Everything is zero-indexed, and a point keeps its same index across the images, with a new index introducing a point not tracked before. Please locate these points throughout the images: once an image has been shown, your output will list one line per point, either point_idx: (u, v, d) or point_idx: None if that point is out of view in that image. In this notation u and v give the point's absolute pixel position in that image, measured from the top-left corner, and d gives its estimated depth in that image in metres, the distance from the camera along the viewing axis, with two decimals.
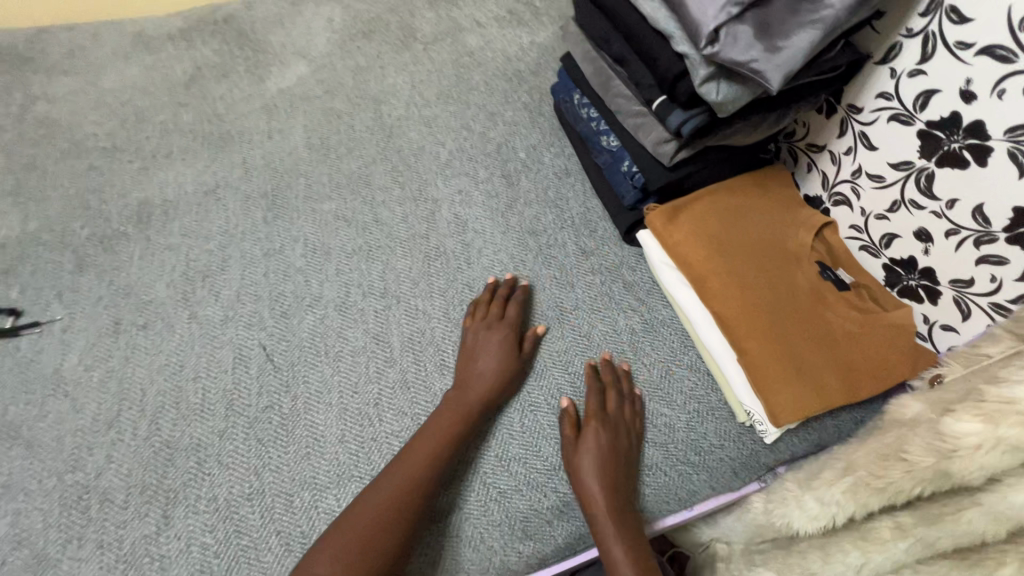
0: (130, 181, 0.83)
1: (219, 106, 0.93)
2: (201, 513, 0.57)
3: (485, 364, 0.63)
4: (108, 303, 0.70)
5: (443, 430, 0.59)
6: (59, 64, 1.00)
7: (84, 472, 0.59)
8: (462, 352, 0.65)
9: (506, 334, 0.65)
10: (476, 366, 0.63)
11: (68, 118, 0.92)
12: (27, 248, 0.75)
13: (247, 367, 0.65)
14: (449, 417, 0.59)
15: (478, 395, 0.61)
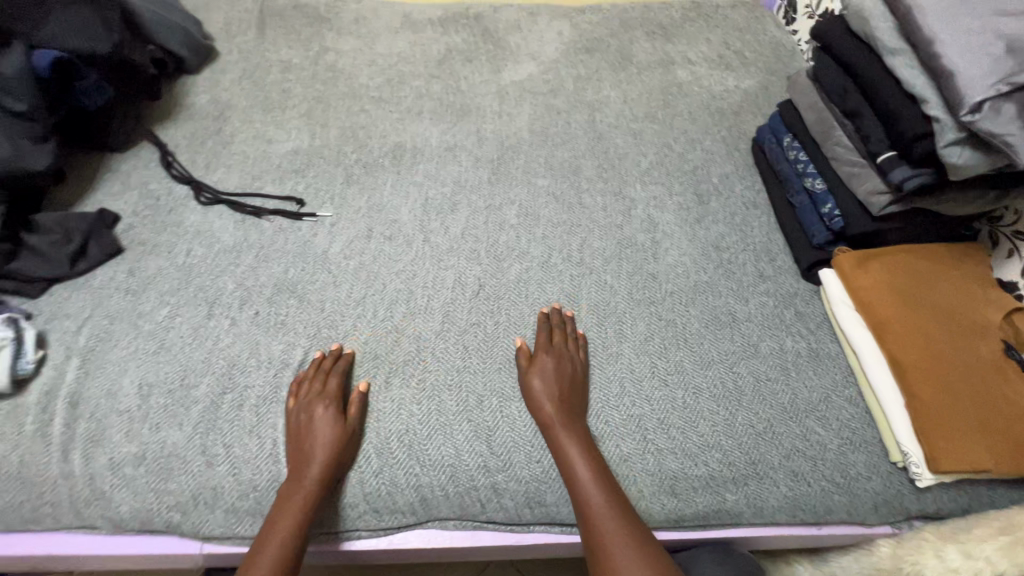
0: (390, 127, 1.02)
1: (462, 84, 1.11)
2: (414, 386, 0.70)
3: (312, 440, 0.62)
4: (365, 214, 0.88)
5: (298, 511, 0.59)
6: (346, 27, 1.24)
7: (336, 331, 0.75)
8: (290, 433, 0.65)
9: (328, 406, 0.65)
10: (304, 447, 0.63)
11: (349, 69, 1.14)
12: (311, 158, 0.96)
13: (463, 289, 0.79)
14: (297, 503, 0.60)
15: (314, 472, 0.61)
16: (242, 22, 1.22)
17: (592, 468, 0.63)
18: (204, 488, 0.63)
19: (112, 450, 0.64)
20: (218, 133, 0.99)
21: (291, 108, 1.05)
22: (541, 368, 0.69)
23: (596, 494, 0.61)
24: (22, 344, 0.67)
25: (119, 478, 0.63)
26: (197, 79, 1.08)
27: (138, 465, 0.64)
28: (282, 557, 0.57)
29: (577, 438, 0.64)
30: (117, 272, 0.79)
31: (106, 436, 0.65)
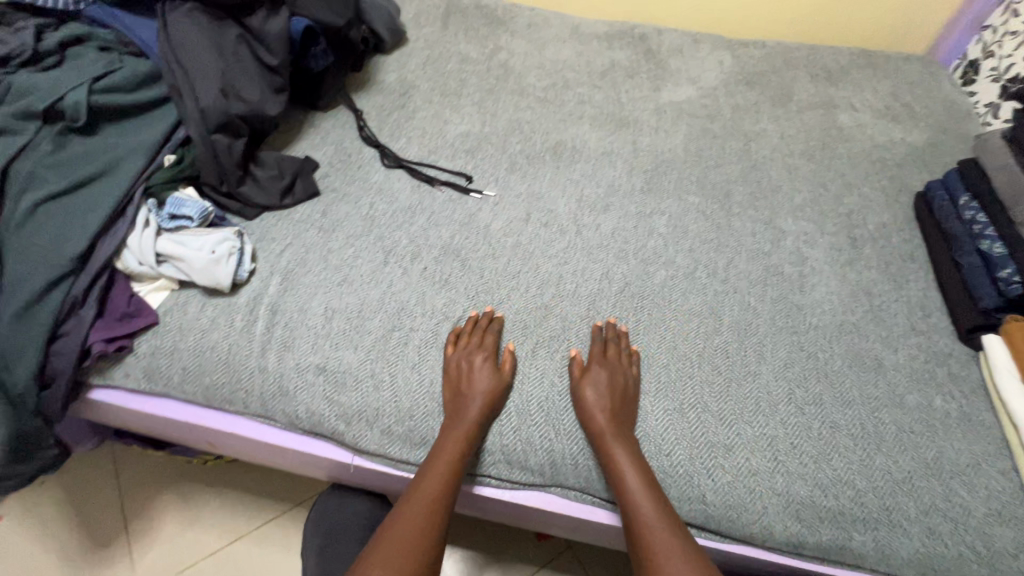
0: (552, 126, 1.09)
1: (623, 97, 1.17)
2: (557, 361, 0.76)
3: (471, 387, 0.70)
4: (525, 199, 0.95)
5: (445, 461, 0.67)
6: (520, 31, 1.33)
7: (492, 298, 0.82)
8: (447, 378, 0.72)
9: (485, 357, 0.72)
10: (459, 392, 0.70)
11: (519, 68, 1.23)
12: (480, 142, 1.05)
13: (610, 283, 0.84)
14: (446, 449, 0.67)
15: (458, 425, 0.68)
16: (429, 14, 1.35)
17: (646, 484, 0.65)
18: (368, 407, 0.72)
19: (300, 356, 0.74)
20: (402, 107, 1.11)
21: (465, 95, 1.15)
22: (601, 381, 0.70)
23: (645, 507, 0.64)
24: (242, 252, 0.80)
25: (302, 381, 0.73)
26: (389, 59, 1.21)
27: (318, 374, 0.74)
28: (440, 494, 0.66)
29: (630, 453, 0.66)
30: (313, 211, 0.91)
31: (296, 344, 0.75)
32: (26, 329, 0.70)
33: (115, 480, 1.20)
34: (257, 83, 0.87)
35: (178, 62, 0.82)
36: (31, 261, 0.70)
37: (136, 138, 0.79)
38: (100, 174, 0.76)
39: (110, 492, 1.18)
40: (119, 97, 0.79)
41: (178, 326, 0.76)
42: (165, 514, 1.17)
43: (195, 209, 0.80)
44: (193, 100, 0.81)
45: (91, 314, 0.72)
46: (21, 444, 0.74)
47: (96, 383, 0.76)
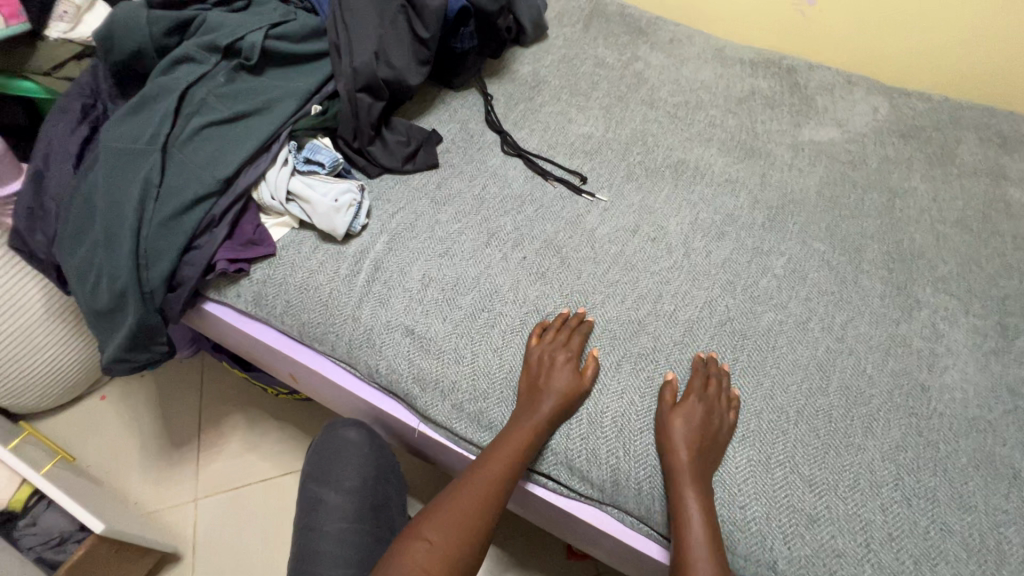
0: (677, 143, 1.05)
1: (757, 127, 1.10)
2: (640, 380, 0.72)
3: (552, 386, 0.69)
4: (636, 211, 0.92)
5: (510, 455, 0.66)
6: (661, 44, 1.30)
7: (584, 301, 0.80)
8: (528, 369, 0.72)
9: (571, 358, 0.71)
10: (539, 388, 0.69)
11: (653, 81, 1.20)
12: (601, 146, 1.03)
13: (711, 314, 0.79)
14: (513, 442, 0.67)
15: (531, 421, 0.67)
16: (573, 15, 1.35)
17: (707, 530, 0.61)
18: (443, 378, 0.73)
19: (391, 314, 0.77)
20: (530, 99, 1.12)
21: (594, 98, 1.14)
22: (682, 412, 0.66)
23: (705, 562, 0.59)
24: (359, 206, 0.84)
25: (388, 339, 0.76)
26: (526, 51, 1.23)
27: (405, 336, 0.75)
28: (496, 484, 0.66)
29: (700, 500, 0.62)
30: (428, 181, 0.93)
31: (390, 302, 0.78)
32: (170, 235, 0.78)
33: (199, 389, 1.31)
34: (407, 49, 0.90)
35: (343, 21, 0.88)
36: (187, 177, 0.78)
37: (293, 85, 0.86)
38: (257, 111, 0.82)
39: (192, 398, 1.30)
40: (287, 45, 0.86)
41: (290, 262, 0.81)
42: (232, 431, 1.26)
43: (328, 158, 0.85)
44: (348, 58, 0.86)
45: (222, 234, 0.79)
46: (140, 335, 0.82)
47: (211, 297, 0.84)
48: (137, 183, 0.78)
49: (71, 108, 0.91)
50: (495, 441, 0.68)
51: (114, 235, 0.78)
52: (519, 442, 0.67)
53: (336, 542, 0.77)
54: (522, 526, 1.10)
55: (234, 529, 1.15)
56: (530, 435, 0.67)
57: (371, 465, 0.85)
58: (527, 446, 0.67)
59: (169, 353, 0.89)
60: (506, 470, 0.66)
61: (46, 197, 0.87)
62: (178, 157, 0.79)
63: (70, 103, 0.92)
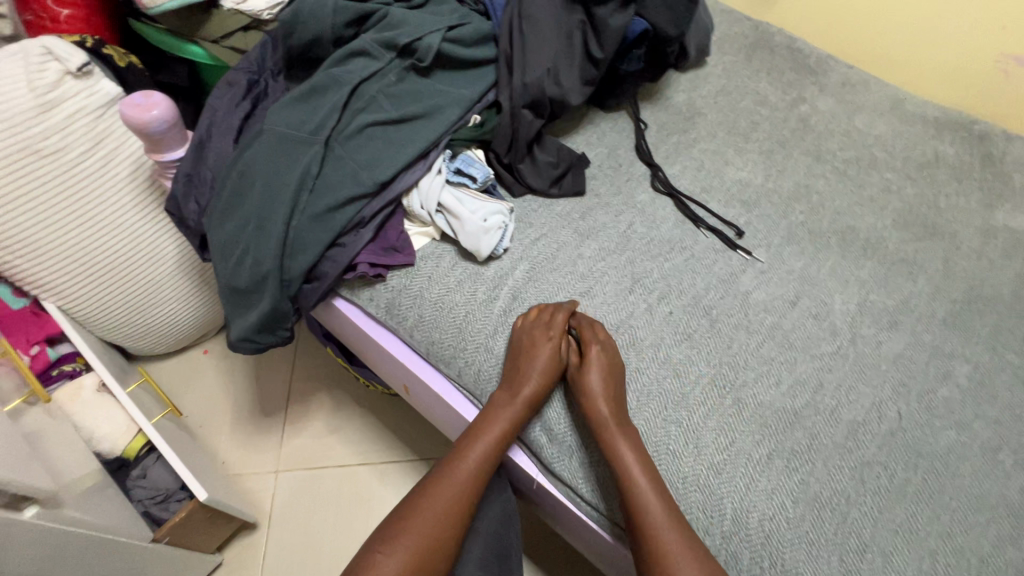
0: (846, 207, 0.94)
1: (941, 201, 0.97)
2: (794, 482, 0.64)
3: (532, 364, 0.70)
4: (796, 280, 0.83)
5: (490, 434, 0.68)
6: (831, 87, 1.17)
7: (735, 376, 0.72)
8: (512, 349, 0.72)
9: (552, 341, 0.71)
10: (522, 366, 0.70)
11: (821, 129, 1.08)
12: (760, 197, 0.94)
13: (880, 420, 0.69)
14: (496, 418, 0.68)
15: (512, 400, 0.69)
16: (735, 42, 1.25)
17: (652, 484, 0.62)
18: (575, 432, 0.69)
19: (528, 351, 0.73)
20: (683, 132, 1.04)
21: (754, 139, 1.04)
22: (591, 365, 0.69)
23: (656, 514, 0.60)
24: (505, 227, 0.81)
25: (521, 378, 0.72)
26: (682, 77, 1.14)
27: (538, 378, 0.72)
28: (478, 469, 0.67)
29: (636, 450, 0.64)
30: (573, 208, 0.88)
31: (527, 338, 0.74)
32: (319, 230, 0.77)
33: (291, 361, 1.34)
34: (578, 69, 0.85)
35: (519, 31, 0.84)
36: (345, 173, 0.77)
37: (458, 91, 0.83)
38: (423, 115, 0.80)
39: (284, 370, 1.33)
40: (459, 50, 0.82)
41: (428, 275, 0.79)
42: (318, 409, 1.28)
43: (481, 172, 0.82)
44: (520, 71, 0.82)
45: (368, 234, 0.78)
46: (271, 319, 0.81)
47: (342, 294, 0.83)
48: (295, 172, 0.77)
49: (239, 82, 0.93)
50: (479, 427, 0.69)
51: (265, 219, 0.78)
52: (502, 426, 0.68)
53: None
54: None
55: (308, 507, 1.17)
56: (516, 416, 0.69)
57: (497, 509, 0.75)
58: (512, 423, 0.69)
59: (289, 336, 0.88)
60: (487, 457, 0.68)
61: (204, 166, 0.89)
62: (339, 152, 0.77)
63: (238, 77, 0.94)
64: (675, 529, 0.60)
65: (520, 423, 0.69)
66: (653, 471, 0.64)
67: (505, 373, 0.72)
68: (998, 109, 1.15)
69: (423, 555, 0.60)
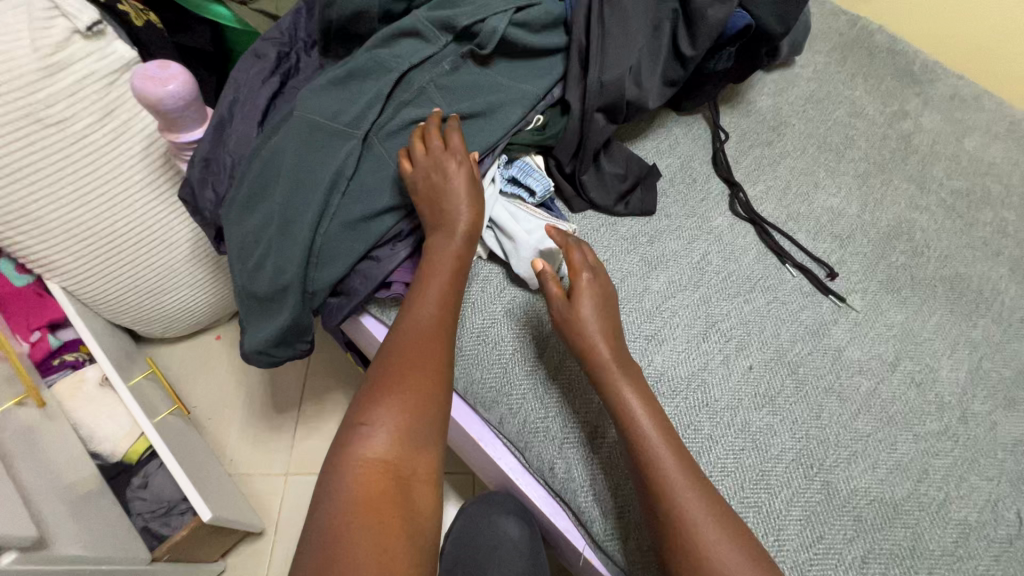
0: (954, 249, 0.81)
1: None
2: None
3: (456, 205, 0.63)
4: (897, 337, 0.71)
5: (446, 297, 0.62)
6: (938, 101, 1.02)
7: (826, 454, 0.62)
8: (425, 197, 0.64)
9: (465, 173, 0.64)
10: (449, 211, 0.63)
11: (926, 151, 0.94)
12: (856, 230, 0.81)
13: (996, 523, 0.59)
14: (445, 275, 0.62)
15: (450, 251, 0.63)
16: (827, 39, 1.09)
17: (635, 390, 0.58)
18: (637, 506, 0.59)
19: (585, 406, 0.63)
20: (768, 144, 0.90)
21: (848, 158, 0.91)
22: (584, 299, 0.61)
23: (647, 421, 0.56)
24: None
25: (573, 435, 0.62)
26: (767, 78, 1.00)
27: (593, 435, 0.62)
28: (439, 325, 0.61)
29: (628, 372, 0.59)
30: (641, 230, 0.76)
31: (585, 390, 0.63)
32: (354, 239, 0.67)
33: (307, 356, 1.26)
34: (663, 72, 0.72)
35: (598, 18, 0.71)
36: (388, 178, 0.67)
37: (521, 88, 0.71)
38: (479, 115, 0.69)
39: (299, 364, 1.25)
40: (527, 38, 0.70)
41: (473, 303, 0.68)
42: (334, 409, 1.20)
43: (540, 185, 0.71)
44: (596, 69, 0.69)
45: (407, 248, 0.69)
46: (288, 333, 0.69)
47: (372, 310, 0.73)
48: (328, 170, 0.66)
49: (268, 54, 0.82)
50: (422, 279, 0.62)
51: (288, 222, 0.67)
52: (446, 270, 0.62)
53: None
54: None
55: None
56: (460, 249, 0.64)
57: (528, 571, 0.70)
58: (456, 273, 0.63)
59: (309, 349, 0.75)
60: (441, 314, 0.61)
61: (223, 149, 0.78)
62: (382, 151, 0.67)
63: (267, 49, 0.82)
64: (676, 452, 0.55)
65: (465, 259, 0.65)
66: (654, 404, 0.58)
67: (430, 223, 0.65)
68: None
69: (406, 418, 0.55)
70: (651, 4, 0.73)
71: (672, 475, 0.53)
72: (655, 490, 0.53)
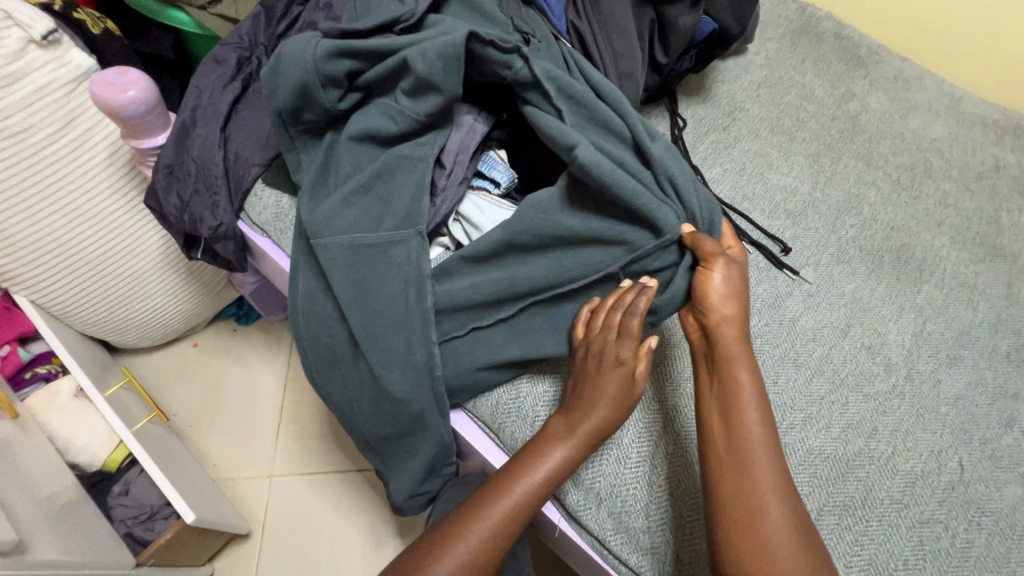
0: (899, 221, 0.86)
1: (1003, 217, 0.89)
2: (847, 544, 0.58)
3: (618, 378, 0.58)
4: (847, 305, 0.75)
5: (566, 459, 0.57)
6: (883, 82, 1.07)
7: (782, 417, 0.65)
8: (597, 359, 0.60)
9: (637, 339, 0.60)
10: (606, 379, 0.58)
11: (872, 129, 0.98)
12: (807, 207, 0.85)
13: (939, 471, 0.63)
14: (572, 437, 0.57)
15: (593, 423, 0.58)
16: (778, 26, 1.13)
17: (783, 514, 0.49)
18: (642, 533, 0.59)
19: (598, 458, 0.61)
20: (724, 129, 0.94)
21: (800, 139, 0.95)
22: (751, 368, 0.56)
23: (786, 539, 0.48)
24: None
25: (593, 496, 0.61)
26: (723, 64, 1.03)
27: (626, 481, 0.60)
28: (542, 486, 0.56)
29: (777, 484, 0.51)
30: None
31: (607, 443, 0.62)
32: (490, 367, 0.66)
33: (286, 358, 1.27)
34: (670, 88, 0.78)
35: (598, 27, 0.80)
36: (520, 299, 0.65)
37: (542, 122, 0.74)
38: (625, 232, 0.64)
39: (278, 366, 1.26)
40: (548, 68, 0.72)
41: None
42: (316, 408, 1.21)
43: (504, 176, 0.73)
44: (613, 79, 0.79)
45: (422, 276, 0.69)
46: (435, 460, 0.67)
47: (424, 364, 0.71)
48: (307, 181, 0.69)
49: (228, 59, 0.83)
50: (551, 434, 0.58)
51: (378, 331, 0.64)
52: (581, 439, 0.57)
53: None
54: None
55: (304, 517, 1.11)
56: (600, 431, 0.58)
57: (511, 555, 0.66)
58: (587, 442, 0.58)
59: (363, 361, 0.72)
60: (549, 478, 0.56)
61: (187, 155, 0.79)
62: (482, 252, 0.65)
63: (226, 54, 0.83)
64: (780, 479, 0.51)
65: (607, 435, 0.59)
66: (766, 408, 0.55)
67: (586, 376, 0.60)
68: None
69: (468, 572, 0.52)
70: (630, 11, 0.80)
71: (767, 495, 0.50)
72: (741, 495, 0.50)
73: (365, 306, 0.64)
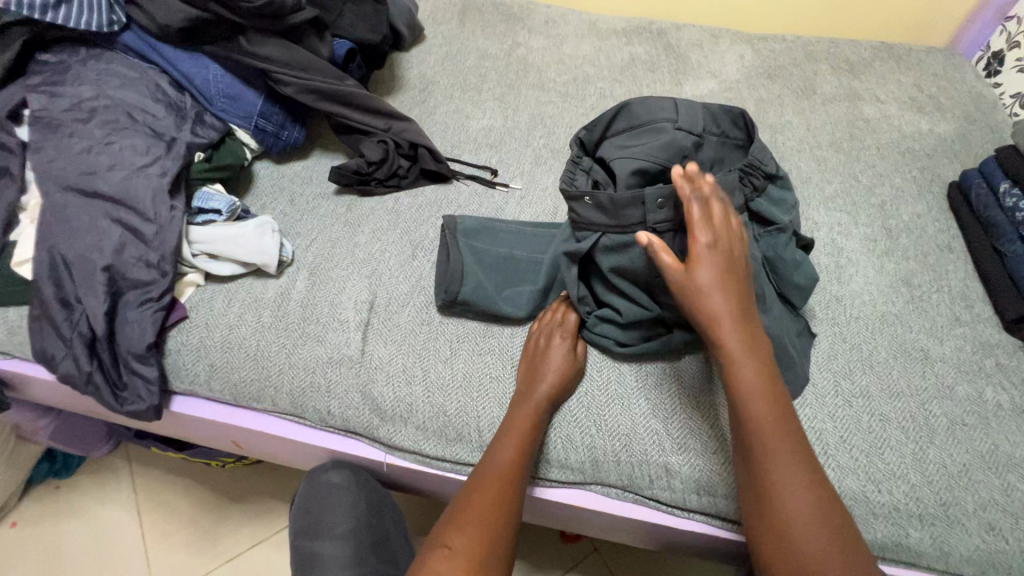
0: (575, 120, 1.08)
1: (644, 92, 1.15)
2: (595, 355, 0.74)
3: (556, 358, 0.69)
4: (553, 193, 0.93)
5: (521, 428, 0.65)
6: (538, 27, 1.30)
7: None
8: (532, 350, 0.71)
9: (564, 344, 0.70)
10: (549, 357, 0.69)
11: (538, 64, 1.21)
12: (504, 136, 1.03)
13: None
14: (525, 405, 0.66)
15: (539, 397, 0.66)
16: (445, 11, 1.33)
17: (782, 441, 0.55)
18: (632, 438, 0.67)
19: (601, 369, 0.73)
20: (423, 103, 1.10)
21: (487, 89, 1.13)
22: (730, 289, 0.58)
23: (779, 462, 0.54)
24: (280, 235, 0.81)
25: (568, 404, 0.70)
26: (407, 55, 1.20)
27: (631, 394, 0.70)
28: (523, 439, 0.64)
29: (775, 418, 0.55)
30: (337, 206, 0.88)
31: (622, 363, 0.73)
32: (598, 135, 0.76)
33: (130, 485, 1.18)
34: (367, 152, 0.89)
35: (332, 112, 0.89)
36: (625, 122, 0.75)
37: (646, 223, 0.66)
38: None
39: (125, 497, 1.16)
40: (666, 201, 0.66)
41: (204, 322, 0.74)
42: (181, 516, 1.14)
43: (223, 203, 0.79)
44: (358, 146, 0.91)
45: (159, 320, 0.70)
46: (321, 407, 0.71)
47: (178, 388, 0.74)
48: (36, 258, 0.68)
49: None
50: (515, 404, 0.67)
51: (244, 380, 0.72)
52: (531, 412, 0.65)
53: (348, 547, 0.71)
54: (533, 529, 1.05)
55: None
56: (541, 395, 0.66)
57: (362, 504, 0.72)
58: (538, 414, 0.66)
59: (155, 411, 0.71)
60: (525, 448, 0.64)
61: None
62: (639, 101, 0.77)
63: None
64: (800, 469, 0.54)
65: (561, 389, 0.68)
66: (806, 451, 0.55)
67: (529, 362, 0.70)
68: (664, 10, 1.38)
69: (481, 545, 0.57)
70: (331, 57, 0.91)
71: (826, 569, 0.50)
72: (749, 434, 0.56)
73: (233, 356, 0.73)
